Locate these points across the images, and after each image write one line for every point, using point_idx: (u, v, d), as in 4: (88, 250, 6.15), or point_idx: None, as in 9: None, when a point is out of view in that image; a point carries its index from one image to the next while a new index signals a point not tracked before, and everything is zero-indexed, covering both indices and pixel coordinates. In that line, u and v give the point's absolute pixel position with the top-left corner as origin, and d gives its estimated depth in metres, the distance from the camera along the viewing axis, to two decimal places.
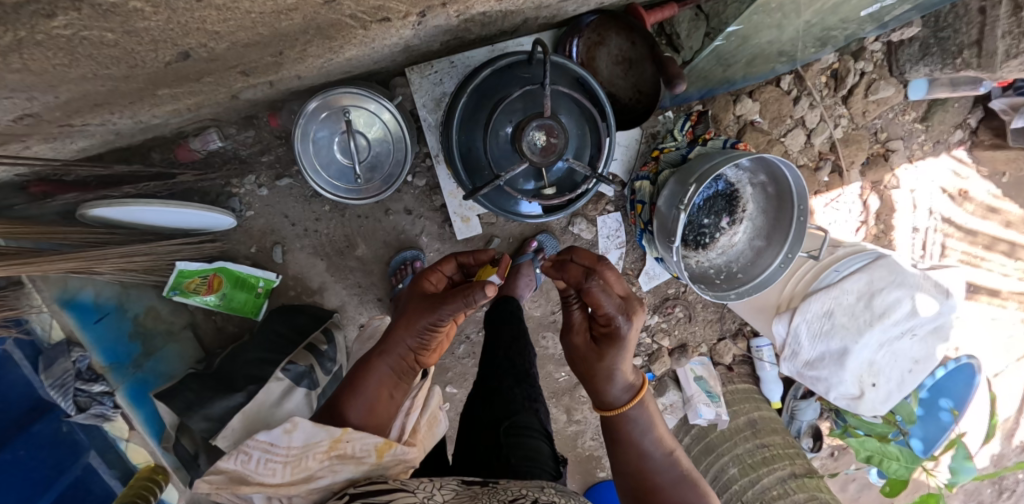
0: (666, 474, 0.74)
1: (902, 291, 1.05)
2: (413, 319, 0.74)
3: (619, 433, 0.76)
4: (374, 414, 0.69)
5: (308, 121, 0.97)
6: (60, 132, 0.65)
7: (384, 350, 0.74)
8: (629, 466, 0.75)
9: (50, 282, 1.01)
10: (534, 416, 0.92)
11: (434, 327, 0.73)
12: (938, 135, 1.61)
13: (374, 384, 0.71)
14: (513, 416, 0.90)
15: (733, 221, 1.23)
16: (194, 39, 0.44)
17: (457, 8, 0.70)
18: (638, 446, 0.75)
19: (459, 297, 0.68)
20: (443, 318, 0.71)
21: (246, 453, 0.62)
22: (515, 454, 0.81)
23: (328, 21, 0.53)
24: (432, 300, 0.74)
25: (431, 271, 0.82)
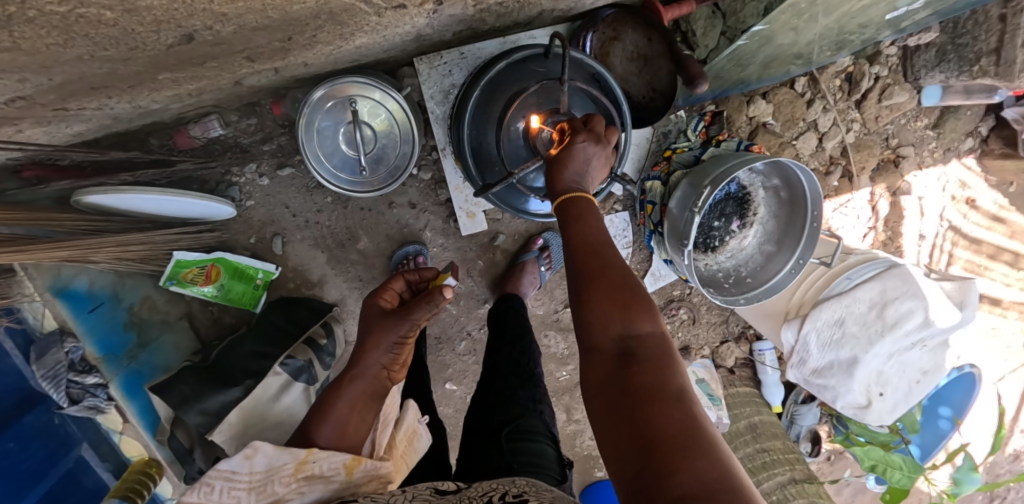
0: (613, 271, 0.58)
1: (916, 301, 1.02)
2: (380, 336, 0.74)
3: (577, 213, 0.64)
4: (348, 433, 0.66)
5: (313, 110, 0.94)
6: (54, 115, 0.62)
7: (354, 375, 0.71)
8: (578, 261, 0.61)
9: (43, 270, 0.98)
10: (538, 419, 0.90)
11: (404, 337, 0.74)
12: (949, 143, 1.59)
13: (344, 406, 0.67)
14: (517, 419, 0.87)
15: (744, 224, 1.21)
16: (198, 21, 0.41)
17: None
18: (587, 232, 0.62)
19: (424, 303, 0.73)
20: (411, 327, 0.75)
21: (208, 483, 0.54)
22: (518, 459, 0.79)
23: (340, 5, 0.50)
24: (398, 312, 0.76)
25: (383, 289, 0.81)
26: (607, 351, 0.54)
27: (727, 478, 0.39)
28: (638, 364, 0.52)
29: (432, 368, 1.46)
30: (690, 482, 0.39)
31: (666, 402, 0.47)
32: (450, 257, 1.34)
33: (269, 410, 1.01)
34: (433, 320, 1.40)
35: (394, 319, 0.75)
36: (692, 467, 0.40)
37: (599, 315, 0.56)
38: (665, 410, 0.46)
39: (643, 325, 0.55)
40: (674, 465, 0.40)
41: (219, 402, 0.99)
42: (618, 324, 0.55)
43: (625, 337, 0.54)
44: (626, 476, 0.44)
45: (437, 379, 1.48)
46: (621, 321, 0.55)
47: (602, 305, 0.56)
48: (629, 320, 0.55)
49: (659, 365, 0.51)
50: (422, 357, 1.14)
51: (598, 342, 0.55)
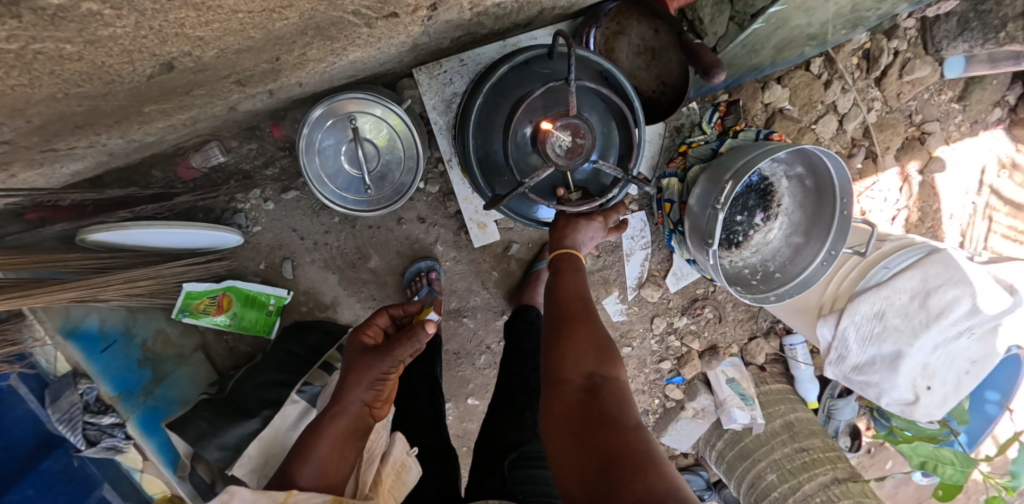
0: (584, 312, 0.73)
1: (962, 288, 0.92)
2: (361, 372, 0.74)
3: (566, 264, 0.82)
4: (329, 473, 0.67)
5: (313, 130, 0.90)
6: (45, 157, 0.60)
7: (335, 413, 0.71)
8: (562, 295, 0.77)
9: (52, 312, 0.96)
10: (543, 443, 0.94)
11: (386, 373, 0.74)
12: (977, 115, 1.51)
13: (324, 446, 0.68)
14: (522, 446, 0.92)
15: (768, 217, 1.15)
16: (174, 47, 0.38)
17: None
18: (570, 280, 0.79)
19: (407, 339, 0.73)
20: (395, 363, 0.74)
21: None
22: (523, 488, 0.83)
23: (328, 19, 0.46)
24: (382, 348, 0.76)
25: (367, 325, 0.82)
26: (575, 383, 0.65)
27: (677, 490, 0.48)
28: (604, 394, 0.62)
29: (451, 383, 1.42)
30: (645, 492, 0.47)
31: (625, 429, 0.56)
32: (463, 269, 1.31)
33: (287, 439, 0.99)
34: (450, 335, 1.37)
35: (376, 355, 0.75)
36: (647, 482, 0.48)
37: (573, 353, 0.67)
38: (625, 434, 0.55)
39: (610, 370, 0.66)
40: (632, 477, 0.49)
41: (237, 435, 0.97)
42: (590, 364, 0.66)
43: (594, 375, 0.65)
44: (587, 488, 0.52)
45: (457, 395, 1.44)
46: (593, 361, 0.66)
47: (576, 342, 0.68)
48: (601, 363, 0.66)
49: (620, 401, 0.62)
50: (439, 375, 1.10)
51: (568, 376, 0.66)
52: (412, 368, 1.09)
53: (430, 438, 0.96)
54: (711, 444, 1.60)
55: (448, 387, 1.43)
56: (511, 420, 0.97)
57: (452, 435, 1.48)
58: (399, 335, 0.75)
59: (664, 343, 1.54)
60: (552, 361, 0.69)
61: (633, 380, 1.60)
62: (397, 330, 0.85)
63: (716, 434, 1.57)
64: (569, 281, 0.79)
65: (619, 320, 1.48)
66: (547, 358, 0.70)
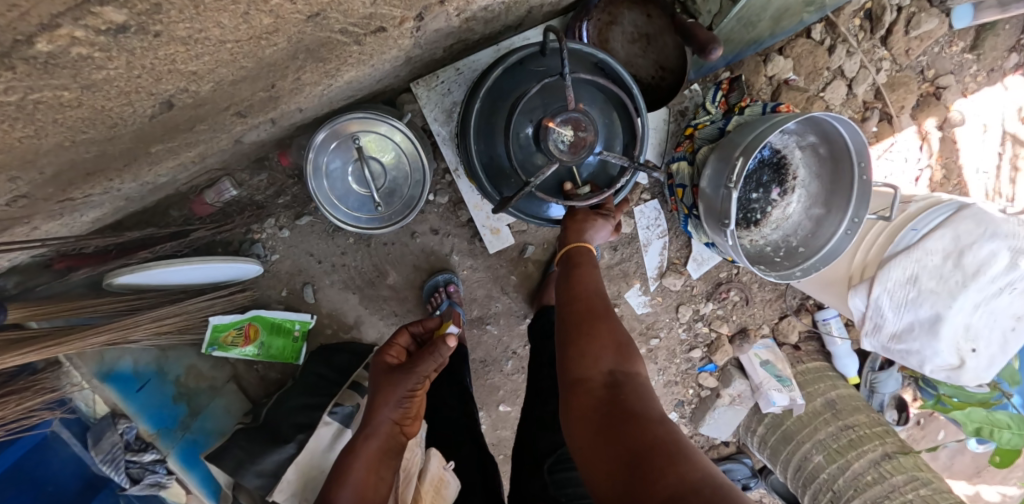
0: (602, 307, 0.72)
1: (997, 241, 0.89)
2: (388, 392, 0.74)
3: (578, 261, 0.79)
4: (367, 496, 0.67)
5: (318, 154, 0.90)
6: (63, 207, 0.62)
7: (367, 435, 0.72)
8: (574, 291, 0.74)
9: (87, 358, 0.99)
10: None
11: (412, 391, 0.74)
12: (992, 63, 1.47)
13: (359, 470, 0.68)
14: (558, 448, 0.91)
15: (784, 191, 1.12)
16: (170, 84, 0.39)
17: (457, 6, 0.62)
18: (584, 276, 0.76)
19: (430, 354, 0.73)
20: (419, 380, 0.74)
21: None
22: (565, 492, 0.81)
23: (316, 40, 0.46)
24: (404, 366, 0.76)
25: (388, 345, 0.82)
26: (596, 381, 0.63)
27: (711, 479, 0.46)
28: (625, 392, 0.61)
29: (480, 392, 1.42)
30: (678, 484, 0.45)
31: (650, 423, 0.55)
32: (482, 276, 1.31)
33: (325, 461, 1.01)
34: (475, 344, 1.36)
35: (400, 374, 0.75)
36: (681, 472, 0.47)
37: (591, 351, 0.66)
38: (651, 427, 0.54)
39: (630, 367, 0.65)
40: (663, 470, 0.47)
41: (274, 461, 1.00)
42: (610, 362, 0.65)
43: (615, 373, 0.64)
44: (615, 487, 0.51)
45: (487, 403, 1.43)
46: (612, 359, 0.65)
47: (594, 338, 0.67)
48: (620, 360, 0.65)
49: (642, 397, 0.60)
50: (467, 384, 1.10)
51: (589, 375, 0.64)
52: (439, 380, 1.09)
53: (463, 447, 0.96)
54: (752, 430, 1.55)
55: (478, 396, 1.42)
56: (542, 422, 0.97)
57: (487, 444, 1.48)
58: (421, 351, 0.75)
59: (692, 330, 1.50)
60: (568, 360, 0.67)
61: (664, 371, 1.56)
62: (418, 347, 0.84)
63: (756, 419, 1.53)
64: (584, 276, 0.76)
65: (644, 312, 1.46)
66: (564, 356, 0.68)
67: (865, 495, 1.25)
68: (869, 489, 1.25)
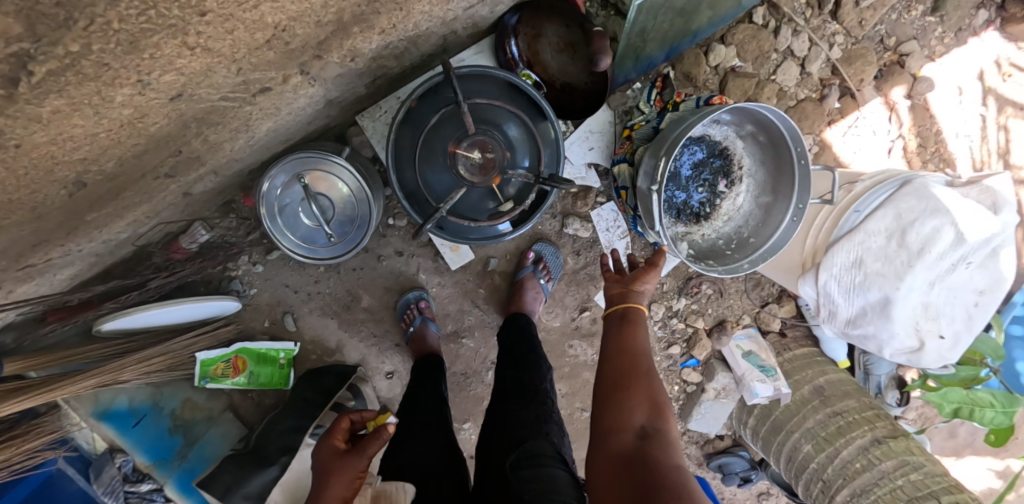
0: (645, 367, 0.74)
1: (940, 218, 0.86)
2: (336, 476, 0.70)
3: (630, 319, 0.80)
4: None
5: (269, 197, 0.98)
6: (30, 272, 0.70)
7: None
8: (620, 349, 0.77)
9: (83, 399, 1.07)
10: (547, 441, 0.92)
11: (361, 475, 0.70)
12: (959, 22, 1.44)
13: None
14: (524, 444, 0.90)
15: (732, 182, 1.14)
16: (69, 170, 0.46)
17: (341, 55, 0.61)
18: (636, 335, 0.78)
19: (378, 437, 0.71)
20: (367, 463, 0.71)
21: None
22: (526, 488, 0.80)
23: (200, 110, 0.52)
24: (354, 449, 0.73)
25: (334, 428, 0.77)
26: (626, 436, 0.68)
27: None
28: (651, 447, 0.65)
29: (464, 404, 1.46)
30: None
31: (669, 479, 0.60)
32: (452, 292, 1.36)
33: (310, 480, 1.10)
34: (454, 357, 1.41)
35: (350, 458, 0.71)
36: None
37: (626, 406, 0.70)
38: (667, 483, 0.59)
39: (661, 424, 0.68)
40: None
41: (260, 483, 1.07)
42: (643, 418, 0.69)
43: (646, 430, 0.68)
44: None
45: (473, 414, 1.47)
46: (647, 416, 0.69)
47: (631, 396, 0.71)
48: (654, 418, 0.69)
49: (666, 455, 0.64)
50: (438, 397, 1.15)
51: (623, 428, 0.68)
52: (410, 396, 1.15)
53: None
54: (743, 422, 1.53)
55: (462, 408, 1.47)
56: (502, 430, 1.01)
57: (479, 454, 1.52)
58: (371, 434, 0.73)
59: (668, 327, 1.51)
60: (605, 411, 0.72)
61: None
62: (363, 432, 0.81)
63: (745, 411, 1.51)
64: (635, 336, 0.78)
65: None
66: (600, 408, 0.73)
67: (853, 484, 1.19)
68: (858, 477, 1.19)
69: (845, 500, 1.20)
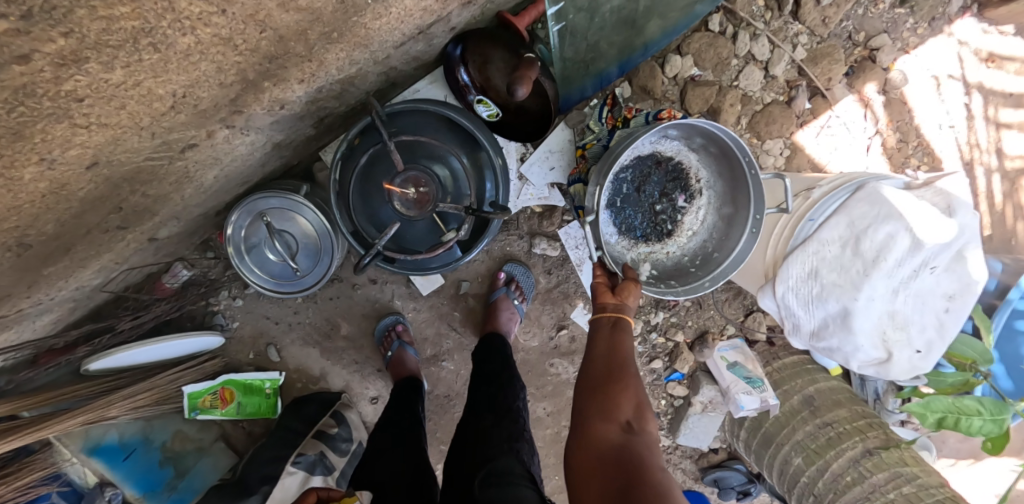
0: (629, 373, 0.73)
1: (893, 224, 0.83)
2: None
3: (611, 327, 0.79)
4: None
5: (236, 237, 1.03)
6: (4, 322, 0.76)
7: None
8: (605, 356, 0.76)
9: (74, 435, 1.09)
10: (516, 460, 0.88)
11: None
12: (931, 12, 1.41)
13: None
14: (491, 463, 0.87)
15: (691, 196, 1.14)
16: (6, 236, 0.51)
17: (268, 106, 0.67)
18: (620, 341, 0.77)
19: None
20: None
21: None
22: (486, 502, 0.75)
23: (128, 171, 0.57)
24: None
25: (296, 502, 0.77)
26: (611, 436, 0.66)
27: None
28: (633, 449, 0.64)
29: (449, 426, 1.48)
30: None
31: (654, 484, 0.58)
32: (428, 316, 1.39)
33: None
34: (436, 380, 1.43)
35: None
36: None
37: (609, 410, 0.69)
38: (650, 487, 0.58)
39: (645, 428, 0.68)
40: None
41: None
42: (627, 420, 0.68)
43: (629, 432, 0.67)
44: None
45: None
46: (630, 420, 0.68)
47: (614, 399, 0.70)
48: (637, 422, 0.68)
49: (650, 459, 0.64)
50: None
51: (608, 426, 0.67)
52: None
53: None
54: (735, 435, 1.49)
55: (448, 430, 1.48)
56: None
57: None
58: None
59: (648, 341, 1.51)
60: (589, 409, 0.71)
61: None
62: None
63: (736, 423, 1.47)
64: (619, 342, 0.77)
65: None
66: (583, 407, 0.72)
67: (845, 498, 1.15)
68: (850, 491, 1.15)
69: None
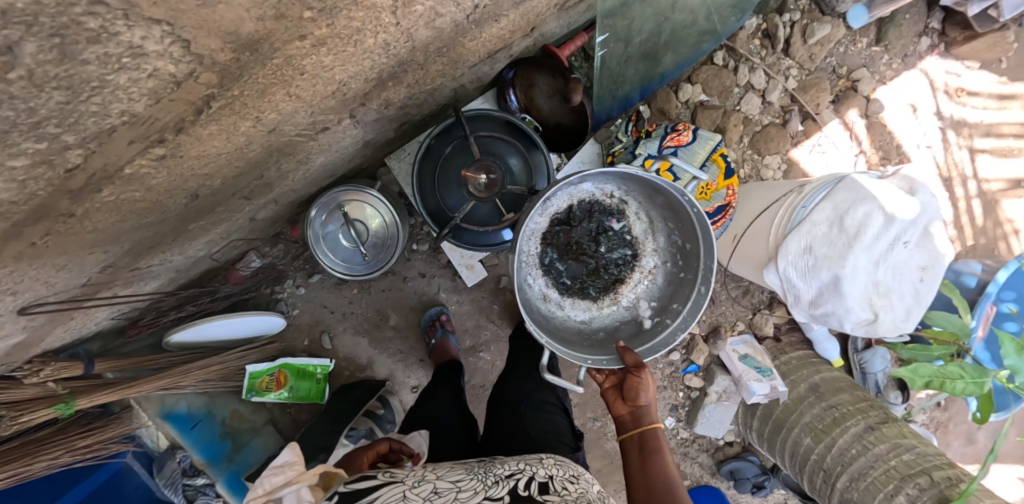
0: (669, 491, 0.79)
1: (868, 204, 1.01)
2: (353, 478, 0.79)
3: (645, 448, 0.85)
4: None
5: (315, 225, 1.18)
6: (134, 276, 0.90)
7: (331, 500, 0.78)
8: (645, 480, 0.82)
9: (151, 401, 1.23)
10: (550, 394, 1.13)
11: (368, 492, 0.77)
12: (904, 49, 1.63)
13: None
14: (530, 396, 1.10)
15: (620, 218, 1.03)
16: (196, 183, 0.67)
17: (380, 104, 0.84)
18: (656, 467, 0.82)
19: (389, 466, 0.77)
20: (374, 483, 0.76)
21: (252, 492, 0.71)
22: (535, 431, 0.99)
23: (282, 142, 0.73)
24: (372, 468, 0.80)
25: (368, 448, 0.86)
26: None
27: None
28: None
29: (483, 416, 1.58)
30: None
31: None
32: (469, 309, 1.52)
33: None
34: (473, 370, 1.55)
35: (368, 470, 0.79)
36: None
37: None
38: None
39: None
40: None
41: None
42: None
43: None
44: None
45: None
46: None
47: None
48: None
49: None
50: None
51: None
52: None
53: None
54: (748, 425, 1.60)
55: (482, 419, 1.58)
56: None
57: None
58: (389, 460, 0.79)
59: None
60: None
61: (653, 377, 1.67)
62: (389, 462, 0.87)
63: (750, 413, 1.58)
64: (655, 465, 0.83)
65: None
66: None
67: (850, 470, 1.25)
68: (854, 462, 1.24)
69: (845, 486, 1.25)
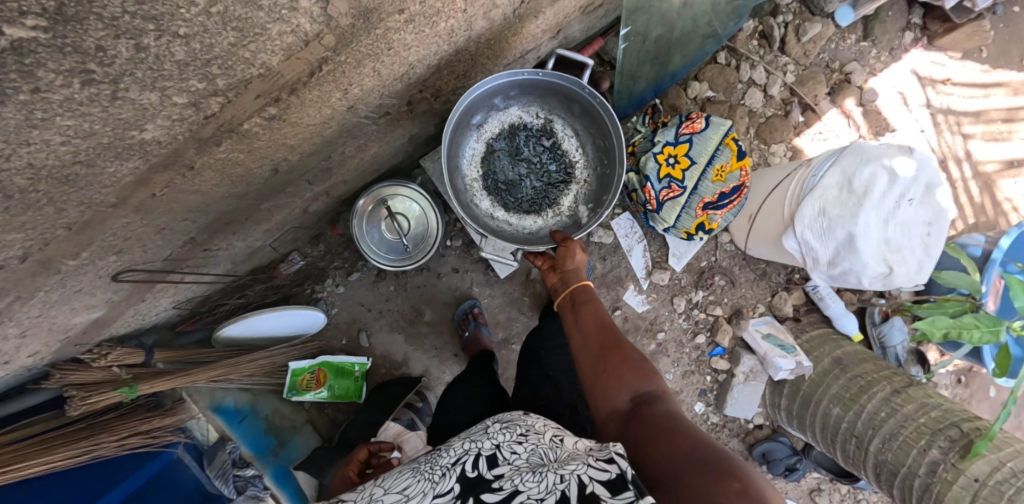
0: (612, 339, 0.80)
1: (873, 165, 1.10)
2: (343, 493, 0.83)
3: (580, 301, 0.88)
4: None
5: (359, 218, 1.26)
6: (203, 259, 0.97)
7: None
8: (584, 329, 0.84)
9: (201, 394, 1.28)
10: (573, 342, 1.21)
11: None
12: (890, 43, 1.76)
13: None
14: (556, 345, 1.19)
15: (552, 138, 1.32)
16: (280, 153, 0.76)
17: (430, 94, 0.94)
18: (593, 312, 0.85)
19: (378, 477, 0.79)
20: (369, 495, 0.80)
21: None
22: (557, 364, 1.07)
23: (351, 122, 0.82)
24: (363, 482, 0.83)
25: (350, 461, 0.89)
26: (619, 407, 0.74)
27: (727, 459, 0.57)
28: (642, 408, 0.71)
29: None
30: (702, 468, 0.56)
31: (672, 427, 0.65)
32: (500, 302, 1.58)
33: None
34: (506, 363, 1.59)
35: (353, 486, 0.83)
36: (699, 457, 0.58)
37: (611, 383, 0.76)
38: (672, 429, 0.64)
39: (644, 383, 0.75)
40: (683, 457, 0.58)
41: None
42: (625, 385, 0.75)
43: (635, 394, 0.74)
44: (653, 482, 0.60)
45: None
46: (630, 379, 0.75)
47: (612, 367, 0.77)
48: (634, 378, 0.75)
49: (657, 407, 0.71)
50: None
51: (614, 400, 0.74)
52: None
53: None
54: (777, 405, 1.63)
55: None
56: None
57: None
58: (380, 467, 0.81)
59: (691, 318, 1.69)
60: (595, 396, 0.77)
61: (679, 362, 1.71)
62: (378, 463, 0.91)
63: (777, 392, 1.62)
64: (594, 312, 0.85)
65: (644, 309, 1.68)
66: (591, 395, 0.78)
67: (881, 431, 1.28)
68: (885, 424, 1.28)
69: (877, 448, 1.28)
